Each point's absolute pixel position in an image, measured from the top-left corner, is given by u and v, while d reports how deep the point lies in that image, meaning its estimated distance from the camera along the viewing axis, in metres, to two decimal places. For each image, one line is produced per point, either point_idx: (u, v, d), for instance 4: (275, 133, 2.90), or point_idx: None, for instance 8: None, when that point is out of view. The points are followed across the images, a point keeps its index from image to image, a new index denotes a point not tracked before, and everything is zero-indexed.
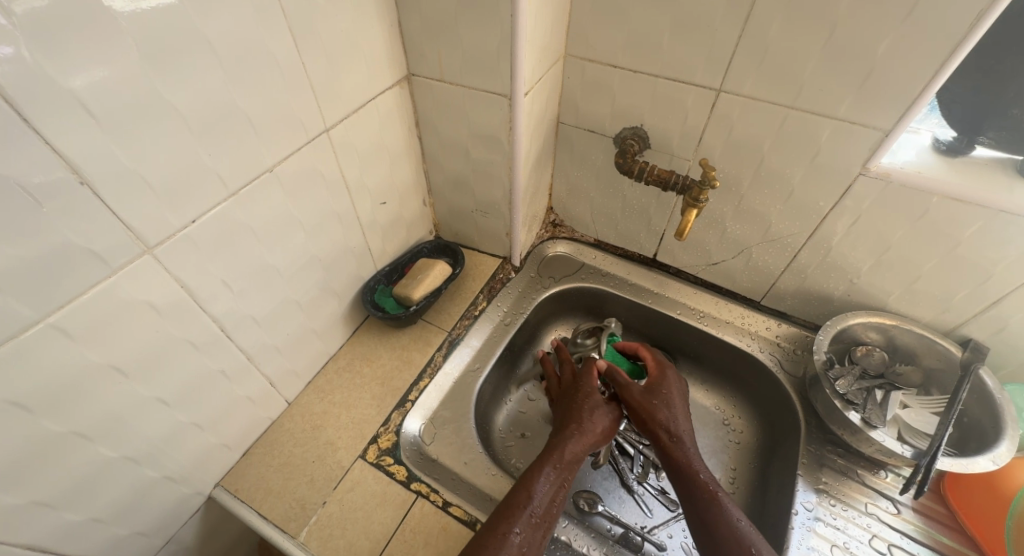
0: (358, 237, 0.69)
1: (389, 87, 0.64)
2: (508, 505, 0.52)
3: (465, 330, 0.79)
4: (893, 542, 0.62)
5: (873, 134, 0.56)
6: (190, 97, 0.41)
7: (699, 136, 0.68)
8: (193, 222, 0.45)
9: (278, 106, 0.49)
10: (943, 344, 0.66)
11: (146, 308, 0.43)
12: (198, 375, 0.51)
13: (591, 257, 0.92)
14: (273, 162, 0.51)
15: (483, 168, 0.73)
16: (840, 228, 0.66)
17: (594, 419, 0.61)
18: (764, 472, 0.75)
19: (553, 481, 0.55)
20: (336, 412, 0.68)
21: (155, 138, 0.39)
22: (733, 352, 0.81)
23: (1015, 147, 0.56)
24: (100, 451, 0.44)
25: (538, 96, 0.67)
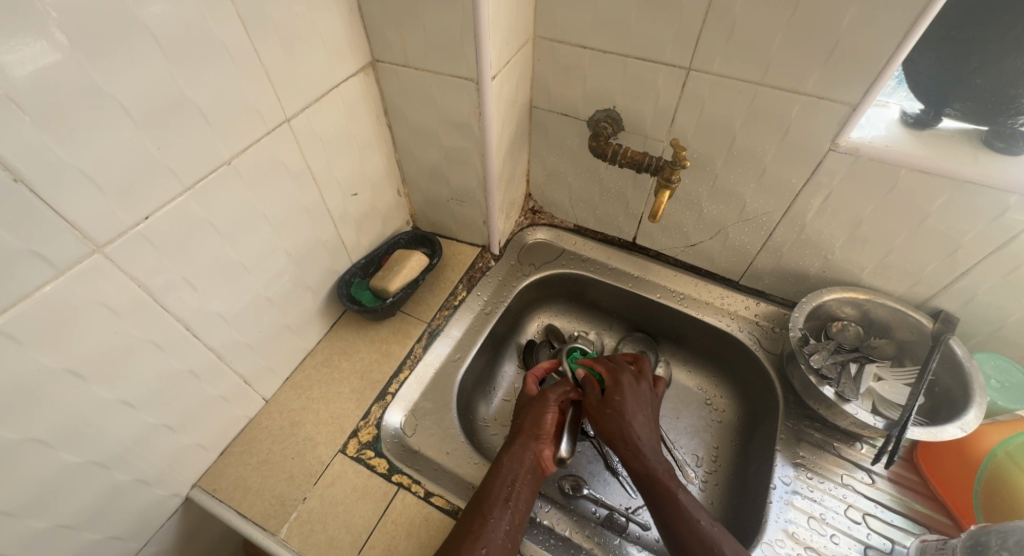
0: (328, 232, 0.69)
1: (354, 75, 0.63)
2: (464, 531, 0.52)
3: (445, 321, 0.79)
4: (868, 511, 0.63)
5: (842, 108, 0.56)
6: (130, 89, 0.40)
7: (671, 116, 0.67)
8: (145, 219, 0.44)
9: (230, 103, 0.48)
10: (915, 316, 0.67)
11: (101, 309, 0.43)
12: (163, 377, 0.51)
13: (571, 243, 0.91)
14: (230, 155, 0.50)
15: (456, 156, 0.73)
16: (812, 205, 0.66)
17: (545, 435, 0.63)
18: (745, 448, 0.76)
19: (508, 502, 0.55)
20: (315, 407, 0.68)
21: (94, 134, 0.39)
22: (713, 333, 0.81)
23: (981, 118, 0.56)
24: (62, 456, 0.44)
25: (507, 80, 0.66)
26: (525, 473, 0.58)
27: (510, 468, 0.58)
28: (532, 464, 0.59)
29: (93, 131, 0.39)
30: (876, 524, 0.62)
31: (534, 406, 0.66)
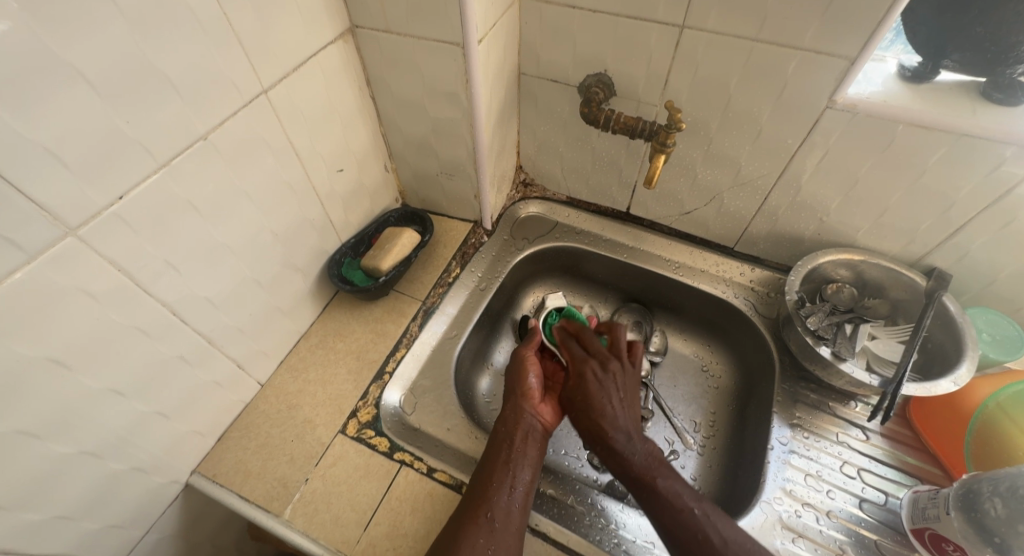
0: (315, 210, 0.67)
1: (332, 42, 0.60)
2: (465, 517, 0.51)
3: (440, 298, 0.78)
4: (862, 466, 0.64)
5: (840, 63, 0.54)
6: (93, 58, 0.37)
7: (665, 78, 0.65)
8: (120, 198, 0.42)
9: (202, 74, 0.45)
10: (909, 275, 0.67)
11: (81, 295, 0.42)
12: (153, 364, 0.50)
13: (564, 215, 0.90)
14: (206, 130, 0.47)
15: (444, 128, 0.70)
16: (808, 166, 0.65)
17: (526, 418, 0.62)
18: (742, 413, 0.77)
19: (506, 482, 0.54)
20: (311, 390, 0.67)
21: (54, 109, 0.36)
22: (709, 300, 0.81)
23: (978, 70, 0.55)
24: (53, 447, 0.43)
25: (494, 45, 0.63)
26: (517, 454, 0.57)
27: (500, 451, 0.58)
28: (522, 445, 0.59)
29: (53, 106, 0.36)
30: (870, 478, 0.63)
31: (514, 392, 0.65)
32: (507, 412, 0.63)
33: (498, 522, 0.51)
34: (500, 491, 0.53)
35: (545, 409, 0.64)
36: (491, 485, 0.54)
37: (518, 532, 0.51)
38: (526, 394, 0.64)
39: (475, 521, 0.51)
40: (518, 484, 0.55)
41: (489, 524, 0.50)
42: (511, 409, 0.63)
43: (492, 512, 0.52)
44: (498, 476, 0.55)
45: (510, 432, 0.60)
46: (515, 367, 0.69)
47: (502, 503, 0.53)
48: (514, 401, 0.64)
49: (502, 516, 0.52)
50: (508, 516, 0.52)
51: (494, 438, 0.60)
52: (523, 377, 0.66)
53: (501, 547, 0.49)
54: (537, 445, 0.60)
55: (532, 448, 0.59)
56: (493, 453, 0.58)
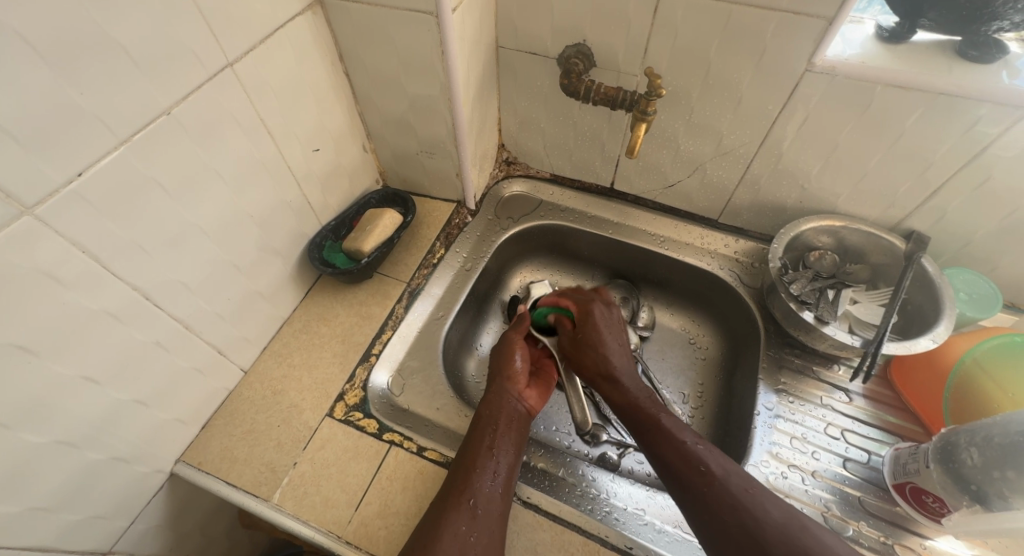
0: (292, 191, 0.65)
1: (301, 14, 0.58)
2: (447, 504, 0.50)
3: (425, 280, 0.77)
4: (846, 427, 0.65)
5: (818, 24, 0.54)
6: (42, 26, 0.36)
7: (644, 46, 0.64)
8: (79, 175, 0.40)
9: (162, 44, 0.43)
10: (889, 239, 0.68)
11: (44, 279, 0.40)
12: (128, 350, 0.48)
13: (548, 193, 0.89)
14: (170, 104, 0.46)
15: (422, 103, 0.69)
16: (789, 132, 0.65)
17: (509, 402, 0.61)
18: (729, 382, 0.78)
19: (489, 468, 0.53)
20: (297, 375, 0.66)
21: (2, 80, 0.35)
22: (694, 272, 0.82)
23: (954, 27, 0.55)
24: (25, 437, 0.42)
25: (468, 14, 0.62)
26: (500, 438, 0.57)
27: (483, 436, 0.57)
28: (504, 430, 0.58)
29: (0, 76, 0.34)
30: (854, 438, 0.64)
31: (498, 375, 0.65)
32: (490, 396, 0.62)
33: (480, 508, 0.50)
34: (483, 476, 0.53)
35: (529, 393, 0.64)
36: (474, 471, 0.53)
37: (501, 518, 0.51)
38: (509, 376, 0.64)
39: (457, 508, 0.50)
40: (501, 469, 0.54)
41: (471, 512, 0.49)
42: (495, 393, 0.62)
43: (475, 498, 0.51)
44: (481, 462, 0.54)
45: (493, 417, 0.59)
46: (499, 349, 0.69)
47: (485, 488, 0.52)
48: (497, 384, 0.63)
49: (485, 501, 0.51)
50: (491, 501, 0.51)
51: (477, 423, 0.59)
52: (511, 355, 0.66)
53: (483, 533, 0.49)
54: (519, 430, 0.59)
55: (515, 434, 0.58)
56: (475, 438, 0.57)
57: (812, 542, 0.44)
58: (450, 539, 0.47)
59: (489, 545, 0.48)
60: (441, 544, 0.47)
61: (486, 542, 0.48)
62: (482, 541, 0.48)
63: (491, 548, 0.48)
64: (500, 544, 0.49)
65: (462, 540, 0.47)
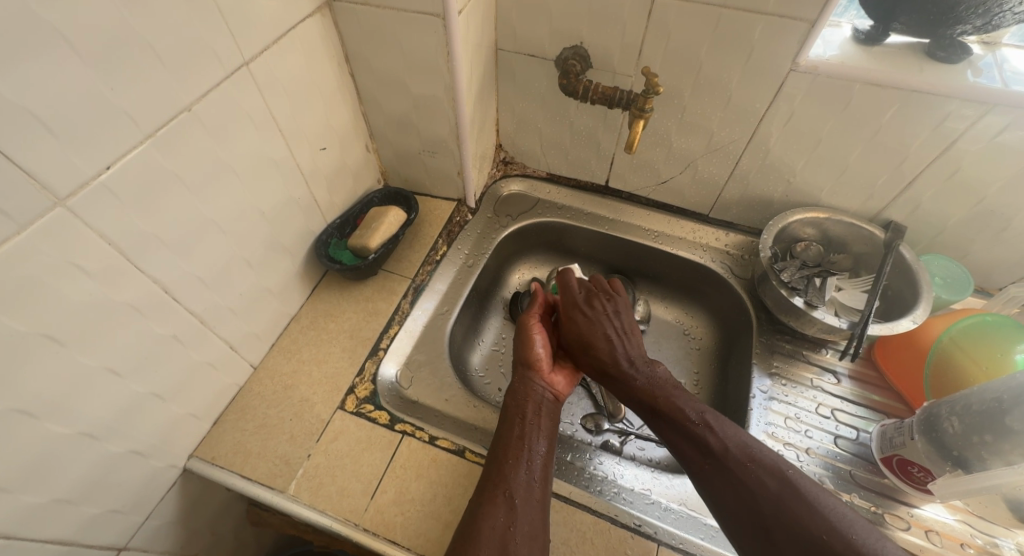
0: (300, 188, 0.66)
1: (310, 16, 0.60)
2: (483, 499, 0.52)
3: (429, 275, 0.79)
4: (836, 407, 0.69)
5: (801, 26, 0.58)
6: (76, 22, 0.37)
7: (639, 48, 0.68)
8: (108, 168, 0.41)
9: (185, 41, 0.45)
10: (869, 228, 0.73)
11: (73, 270, 0.41)
12: (148, 342, 0.49)
13: (545, 192, 0.92)
14: (191, 101, 0.47)
15: (426, 103, 0.71)
16: (775, 128, 0.69)
17: (535, 390, 0.63)
18: (724, 369, 0.81)
19: (523, 460, 0.55)
20: (306, 369, 0.67)
21: (39, 74, 0.36)
22: (688, 265, 0.85)
23: (923, 31, 0.60)
24: (51, 428, 0.42)
25: (472, 16, 0.64)
26: (530, 427, 0.59)
27: (513, 426, 0.59)
28: (533, 420, 0.60)
29: (36, 70, 0.36)
30: (843, 417, 0.68)
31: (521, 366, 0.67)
32: (516, 386, 0.64)
33: (518, 499, 0.52)
34: (518, 467, 0.54)
35: (556, 379, 0.66)
36: (507, 464, 0.54)
37: (540, 505, 0.52)
38: (531, 366, 0.66)
39: (494, 501, 0.51)
40: (534, 458, 0.56)
41: (508, 504, 0.51)
42: (521, 383, 0.64)
43: (510, 491, 0.52)
44: (513, 454, 0.56)
45: (520, 407, 0.61)
46: (521, 337, 0.71)
47: (521, 479, 0.53)
48: (522, 375, 0.65)
49: (522, 492, 0.52)
50: (527, 492, 0.53)
51: (505, 416, 0.60)
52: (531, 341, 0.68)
53: (523, 523, 0.50)
54: (549, 416, 0.61)
55: (544, 422, 0.60)
56: (505, 431, 0.58)
57: (803, 510, 0.47)
58: (489, 533, 0.49)
59: (533, 533, 0.50)
60: (481, 538, 0.48)
61: (528, 532, 0.50)
62: (522, 531, 0.50)
63: (534, 535, 0.50)
64: (542, 530, 0.51)
65: (502, 532, 0.49)
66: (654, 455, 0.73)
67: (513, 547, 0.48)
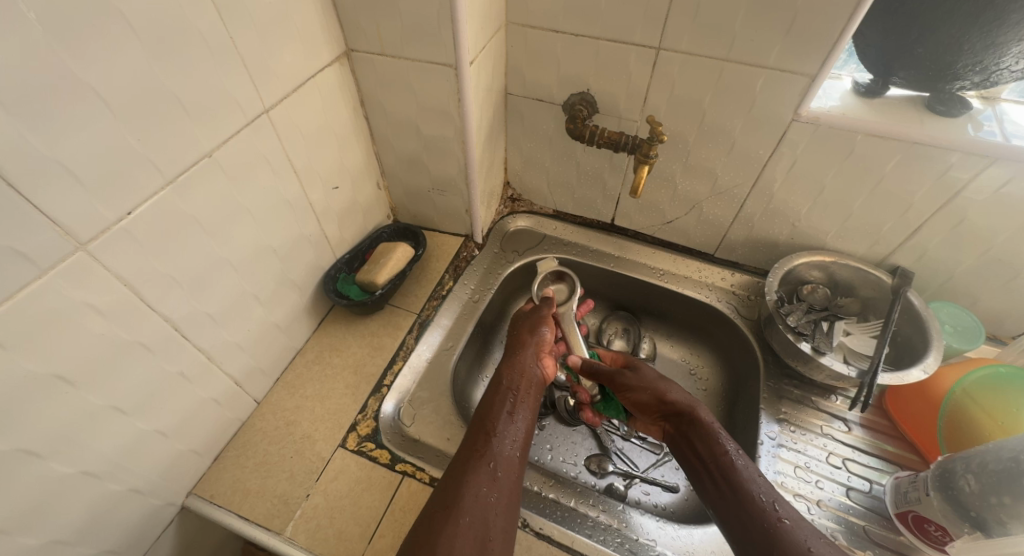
0: (312, 225, 0.68)
1: (329, 65, 0.63)
2: (467, 466, 0.51)
3: (434, 311, 0.79)
4: (847, 456, 0.67)
5: (801, 80, 0.59)
6: (108, 78, 0.39)
7: (644, 96, 0.70)
8: (129, 214, 0.43)
9: (207, 92, 0.47)
10: (876, 273, 0.73)
11: (88, 311, 0.42)
12: (155, 381, 0.50)
13: (551, 228, 0.93)
14: (212, 147, 0.49)
15: (436, 144, 0.73)
16: (779, 174, 0.70)
17: (529, 367, 0.64)
18: (732, 412, 0.79)
19: (508, 433, 0.55)
20: (309, 405, 0.67)
21: (71, 128, 0.38)
22: (694, 305, 0.85)
23: (923, 85, 0.61)
24: (53, 468, 0.43)
25: (483, 65, 0.67)
26: (518, 402, 0.59)
27: (499, 398, 0.59)
28: (523, 396, 0.61)
29: (69, 124, 0.38)
30: (855, 467, 0.66)
31: (517, 345, 0.68)
32: (512, 362, 0.65)
33: (500, 471, 0.51)
34: (502, 439, 0.54)
35: (547, 363, 0.67)
36: (493, 435, 0.54)
37: (518, 480, 0.52)
38: (533, 342, 0.67)
39: (478, 470, 0.50)
40: (517, 431, 0.56)
41: (491, 472, 0.51)
42: (516, 359, 0.65)
43: (494, 460, 0.52)
44: (501, 427, 0.55)
45: (514, 381, 0.62)
46: (528, 320, 0.72)
47: (506, 452, 0.53)
48: (520, 351, 0.66)
49: (504, 464, 0.52)
50: (509, 464, 0.52)
51: (496, 389, 0.61)
52: (538, 325, 0.70)
53: (502, 494, 0.49)
54: (536, 396, 0.62)
55: (533, 400, 0.61)
56: (494, 403, 0.59)
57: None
58: (472, 501, 0.48)
59: (509, 508, 0.49)
60: (464, 505, 0.47)
61: (505, 504, 0.49)
62: (501, 504, 0.49)
63: (508, 512, 0.49)
64: (518, 505, 0.50)
65: (483, 499, 0.48)
66: (660, 501, 0.73)
67: (491, 518, 0.47)
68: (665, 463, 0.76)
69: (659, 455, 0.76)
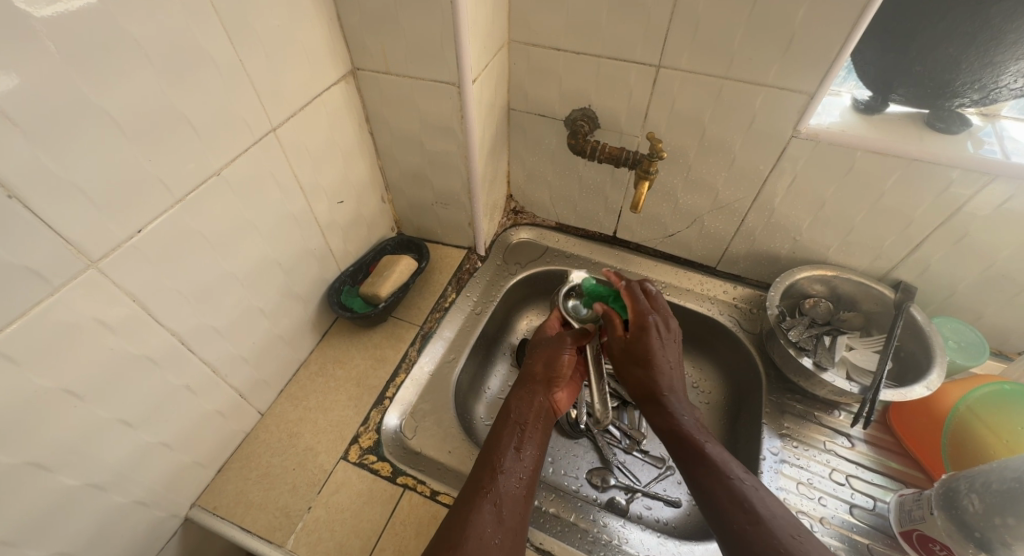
0: (317, 239, 0.69)
1: (335, 83, 0.64)
2: (471, 504, 0.51)
3: (437, 323, 0.80)
4: (850, 473, 0.67)
5: (801, 98, 0.60)
6: (121, 100, 0.40)
7: (644, 113, 0.70)
8: (139, 231, 0.44)
9: (216, 112, 0.48)
10: (878, 288, 0.72)
11: (97, 326, 0.43)
12: (161, 394, 0.50)
13: (554, 240, 0.94)
14: (220, 165, 0.50)
15: (439, 159, 0.74)
16: (780, 189, 0.70)
17: (538, 399, 0.63)
18: (734, 426, 0.79)
19: (514, 470, 0.54)
20: (312, 417, 0.68)
21: (86, 150, 0.39)
22: (696, 318, 0.85)
23: (923, 102, 0.62)
24: (61, 481, 0.43)
25: (486, 82, 0.68)
26: (526, 438, 0.59)
27: (507, 430, 0.59)
28: (531, 430, 0.60)
29: (83, 145, 0.39)
30: (859, 484, 0.66)
31: (529, 376, 0.66)
32: (521, 392, 0.64)
33: (505, 508, 0.51)
34: (508, 477, 0.54)
35: (559, 396, 0.64)
36: (499, 471, 0.54)
37: (523, 519, 0.51)
38: (546, 376, 0.65)
39: (482, 510, 0.50)
40: (523, 467, 0.55)
41: (496, 512, 0.50)
42: (526, 390, 0.64)
43: (499, 499, 0.51)
44: (506, 464, 0.55)
45: (522, 415, 0.61)
46: (547, 346, 0.69)
47: (510, 491, 0.53)
48: (530, 382, 0.65)
49: (509, 504, 0.52)
50: (514, 503, 0.52)
51: (503, 422, 0.60)
52: (556, 354, 0.67)
53: (507, 535, 0.49)
54: (545, 430, 0.61)
55: (541, 433, 0.60)
56: (502, 437, 0.58)
57: None
58: (474, 543, 0.47)
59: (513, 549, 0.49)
60: (467, 547, 0.47)
61: (509, 545, 0.49)
62: (505, 545, 0.48)
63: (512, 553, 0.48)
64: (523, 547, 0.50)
65: (487, 541, 0.48)
66: (662, 516, 0.72)
67: None
68: (667, 477, 0.76)
69: (661, 469, 0.76)
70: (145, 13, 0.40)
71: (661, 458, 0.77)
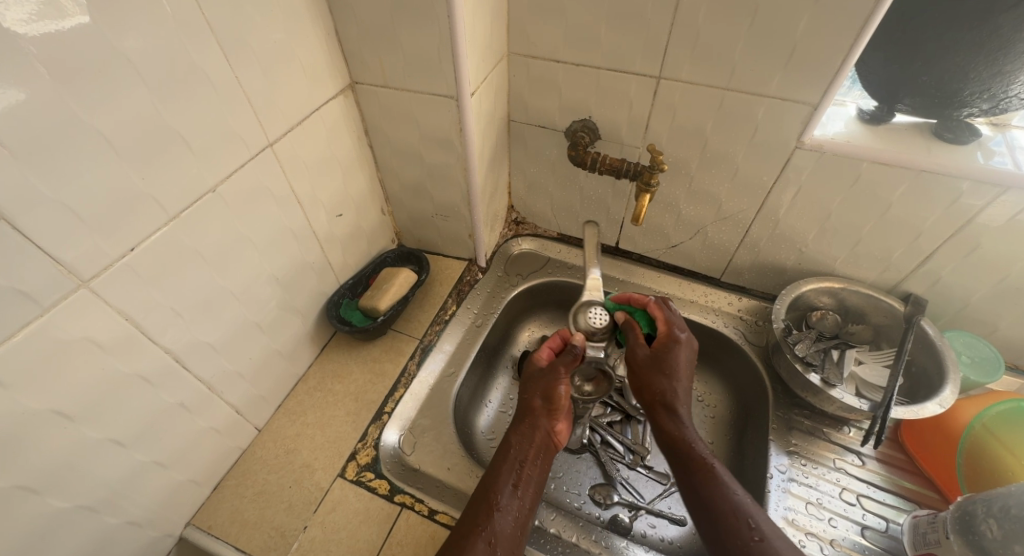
0: (315, 251, 0.68)
1: (333, 97, 0.64)
2: (465, 540, 0.49)
3: (437, 336, 0.79)
4: (861, 492, 0.65)
5: (804, 108, 0.59)
6: (111, 120, 0.40)
7: (645, 123, 0.69)
8: (131, 250, 0.44)
9: (210, 129, 0.48)
10: (887, 301, 0.71)
11: (89, 346, 0.42)
12: (154, 412, 0.50)
13: (556, 251, 0.92)
14: (215, 182, 0.50)
15: (439, 171, 0.74)
16: (785, 200, 0.68)
17: (539, 434, 0.60)
18: (740, 441, 0.76)
19: (511, 509, 0.53)
20: (310, 433, 0.67)
21: (76, 171, 0.39)
22: (701, 330, 0.82)
23: (929, 112, 0.60)
24: (50, 503, 0.43)
25: (485, 95, 0.67)
26: (525, 475, 0.56)
27: (505, 469, 0.56)
28: (530, 468, 0.57)
29: (74, 167, 0.39)
30: (870, 504, 0.64)
31: (527, 410, 0.62)
32: (521, 427, 0.61)
33: (498, 548, 0.49)
34: (504, 516, 0.52)
35: (559, 427, 0.62)
36: (496, 507, 0.52)
37: None
38: (545, 406, 0.62)
39: (475, 547, 0.49)
40: (519, 506, 0.53)
41: (489, 551, 0.49)
42: (527, 425, 0.61)
43: (494, 537, 0.50)
44: (504, 501, 0.53)
45: (522, 452, 0.58)
46: (541, 377, 0.65)
47: (505, 529, 0.51)
48: (532, 418, 0.61)
49: (503, 543, 0.50)
50: (508, 544, 0.50)
51: (503, 458, 0.58)
52: (552, 385, 0.63)
53: None
54: (543, 468, 0.58)
55: (541, 473, 0.58)
56: (501, 472, 0.56)
57: None
58: None
59: None
60: None
61: None
62: None
63: None
64: None
65: None
66: (666, 535, 0.70)
67: None
68: (672, 494, 0.74)
69: (666, 486, 0.74)
70: (139, 32, 0.40)
71: (665, 474, 0.74)
